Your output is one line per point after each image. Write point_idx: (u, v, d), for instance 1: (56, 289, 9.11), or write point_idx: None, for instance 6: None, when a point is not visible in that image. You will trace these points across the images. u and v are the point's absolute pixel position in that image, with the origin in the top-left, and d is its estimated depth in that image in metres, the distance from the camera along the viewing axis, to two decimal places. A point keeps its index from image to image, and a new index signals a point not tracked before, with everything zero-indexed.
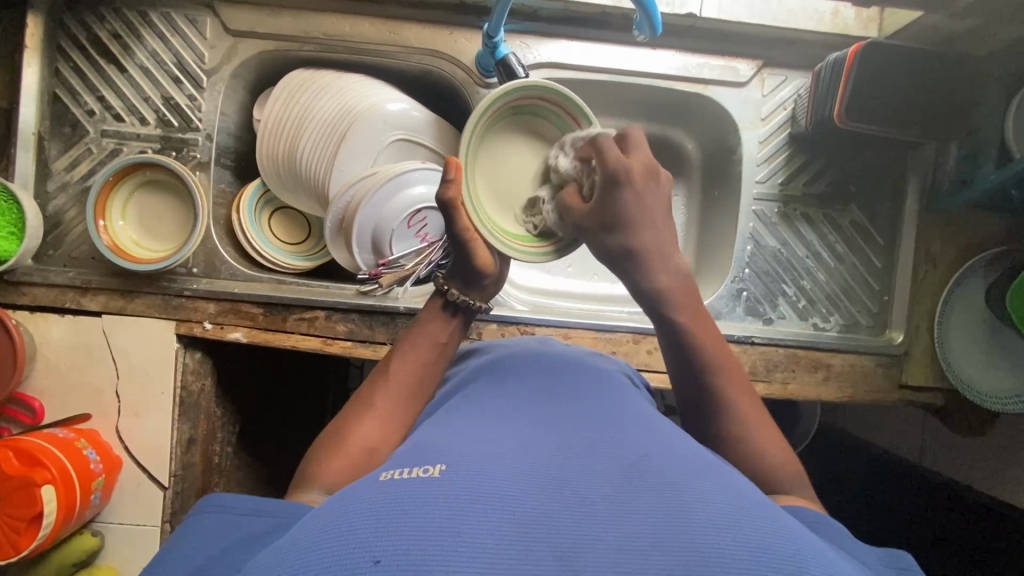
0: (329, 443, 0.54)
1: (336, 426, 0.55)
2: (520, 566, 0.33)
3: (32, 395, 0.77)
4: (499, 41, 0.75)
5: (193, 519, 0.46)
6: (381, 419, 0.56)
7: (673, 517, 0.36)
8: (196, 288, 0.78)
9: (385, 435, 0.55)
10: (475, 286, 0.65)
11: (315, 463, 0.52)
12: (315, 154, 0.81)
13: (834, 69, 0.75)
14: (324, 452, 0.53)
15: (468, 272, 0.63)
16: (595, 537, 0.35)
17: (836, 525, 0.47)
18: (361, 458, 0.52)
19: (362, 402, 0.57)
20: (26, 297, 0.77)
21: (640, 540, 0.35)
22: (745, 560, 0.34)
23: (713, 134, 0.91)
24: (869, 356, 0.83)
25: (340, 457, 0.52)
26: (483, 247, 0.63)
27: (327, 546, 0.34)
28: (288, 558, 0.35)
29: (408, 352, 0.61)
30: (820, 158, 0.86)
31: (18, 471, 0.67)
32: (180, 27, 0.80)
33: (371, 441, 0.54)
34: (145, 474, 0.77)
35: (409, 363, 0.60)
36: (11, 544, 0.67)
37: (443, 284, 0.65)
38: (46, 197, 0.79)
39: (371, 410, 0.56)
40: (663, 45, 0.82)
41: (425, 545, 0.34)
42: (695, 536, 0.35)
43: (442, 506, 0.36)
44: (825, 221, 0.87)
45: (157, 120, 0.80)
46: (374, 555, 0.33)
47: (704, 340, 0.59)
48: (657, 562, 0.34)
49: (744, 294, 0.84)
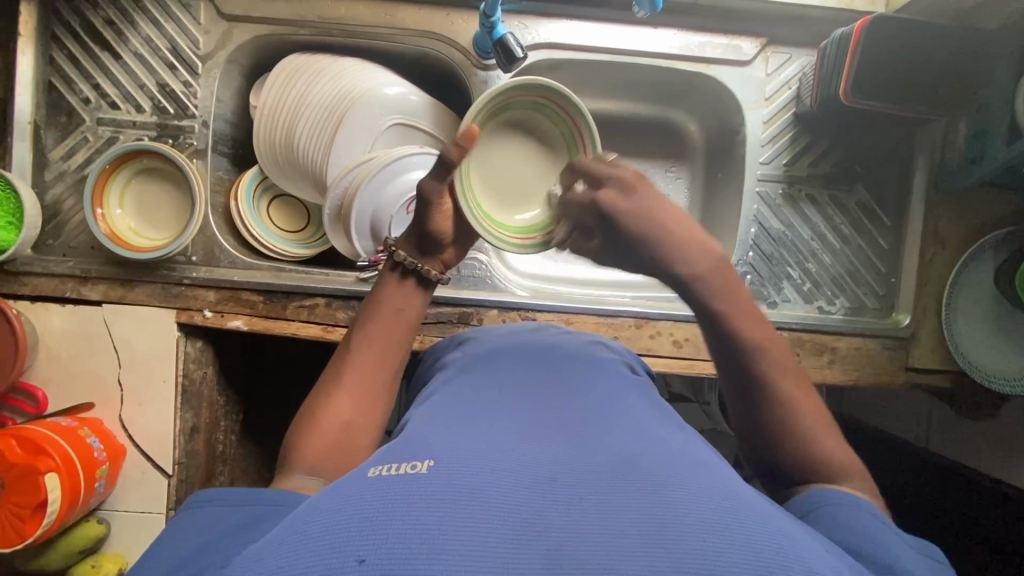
0: (304, 422, 0.54)
1: (310, 404, 0.55)
2: (507, 565, 0.33)
3: (35, 384, 0.77)
4: (497, 21, 0.74)
5: (191, 510, 0.46)
6: (355, 394, 0.56)
7: (664, 516, 0.36)
8: (195, 277, 0.78)
9: (359, 409, 0.56)
10: (429, 250, 0.63)
11: (295, 445, 0.52)
12: (311, 140, 0.80)
13: (840, 45, 0.73)
14: (303, 432, 0.53)
15: (422, 236, 0.62)
16: (584, 535, 0.35)
17: (844, 509, 0.47)
18: (336, 435, 0.53)
19: (333, 378, 0.57)
20: (27, 287, 0.77)
21: (626, 539, 0.34)
22: (733, 561, 0.33)
23: (717, 115, 0.89)
24: (876, 339, 0.82)
25: (316, 436, 0.52)
26: (446, 215, 0.61)
27: (312, 545, 0.34)
28: (275, 556, 0.35)
29: (370, 322, 0.61)
30: (825, 138, 0.85)
31: (22, 459, 0.67)
32: (174, 13, 0.79)
33: (346, 416, 0.55)
34: (149, 463, 0.78)
35: (372, 333, 0.60)
36: (17, 531, 0.67)
37: (394, 249, 0.63)
38: (44, 186, 0.78)
39: (344, 386, 0.56)
40: (665, 23, 0.81)
41: (410, 543, 0.33)
42: (684, 536, 0.34)
43: (428, 503, 0.36)
44: (830, 202, 0.85)
45: (153, 107, 0.79)
46: (359, 555, 0.33)
47: (722, 307, 0.58)
48: (645, 561, 0.33)
49: (748, 277, 0.83)
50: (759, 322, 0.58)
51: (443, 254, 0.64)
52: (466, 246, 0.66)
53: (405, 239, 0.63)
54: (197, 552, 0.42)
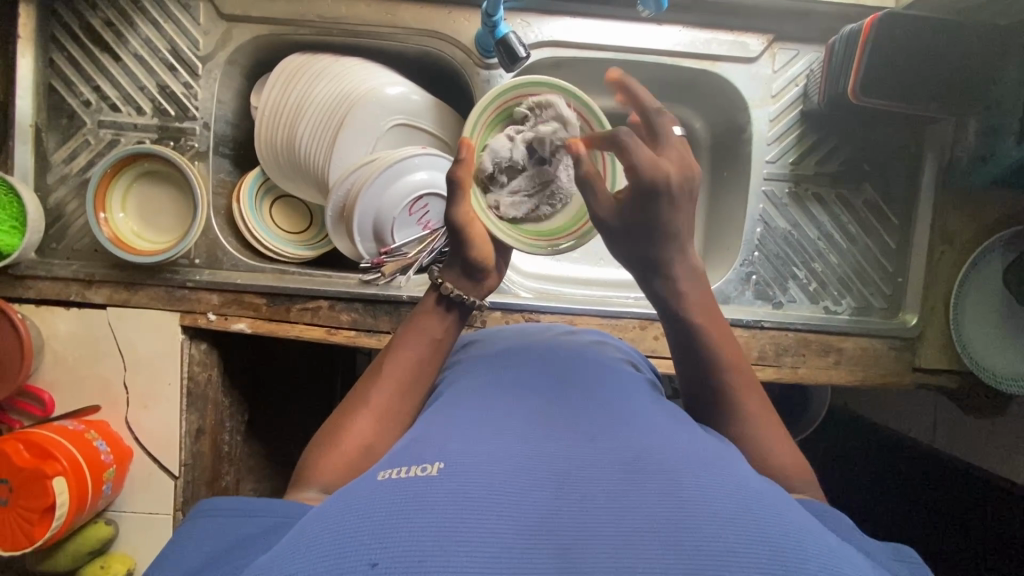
0: (325, 440, 0.54)
1: (332, 423, 0.56)
2: (520, 567, 0.33)
3: (41, 387, 0.78)
4: (499, 20, 0.73)
5: (197, 520, 0.47)
6: (377, 417, 0.56)
7: (676, 513, 0.35)
8: (198, 280, 0.78)
9: (381, 432, 0.55)
10: (468, 278, 0.63)
11: (313, 461, 0.52)
12: (313, 140, 0.79)
13: (848, 42, 0.72)
14: (322, 450, 0.53)
15: (467, 265, 0.62)
16: (596, 537, 0.34)
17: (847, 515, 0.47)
18: (356, 457, 0.53)
19: (357, 400, 0.57)
20: (31, 291, 0.78)
21: (640, 537, 0.34)
22: (747, 556, 0.33)
23: (722, 112, 0.88)
24: (882, 339, 0.81)
25: (336, 457, 0.52)
26: (484, 240, 0.62)
27: (324, 552, 0.34)
28: (286, 562, 0.35)
29: (402, 349, 0.60)
30: (833, 135, 0.83)
31: (29, 464, 0.67)
32: (173, 13, 0.78)
33: (368, 439, 0.54)
34: (156, 464, 0.78)
35: (403, 361, 0.59)
36: (26, 535, 0.68)
37: (438, 277, 0.63)
38: (46, 190, 0.78)
39: (367, 407, 0.56)
40: (669, 20, 0.79)
41: (423, 547, 0.33)
42: (697, 529, 0.34)
43: (440, 505, 0.36)
44: (838, 201, 0.84)
45: (154, 109, 0.79)
46: (372, 559, 0.33)
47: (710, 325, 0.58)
48: (659, 557, 0.33)
49: (754, 278, 0.82)
50: (728, 340, 0.58)
51: (483, 280, 0.64)
52: (503, 269, 0.67)
53: (448, 268, 0.63)
54: (204, 563, 0.42)
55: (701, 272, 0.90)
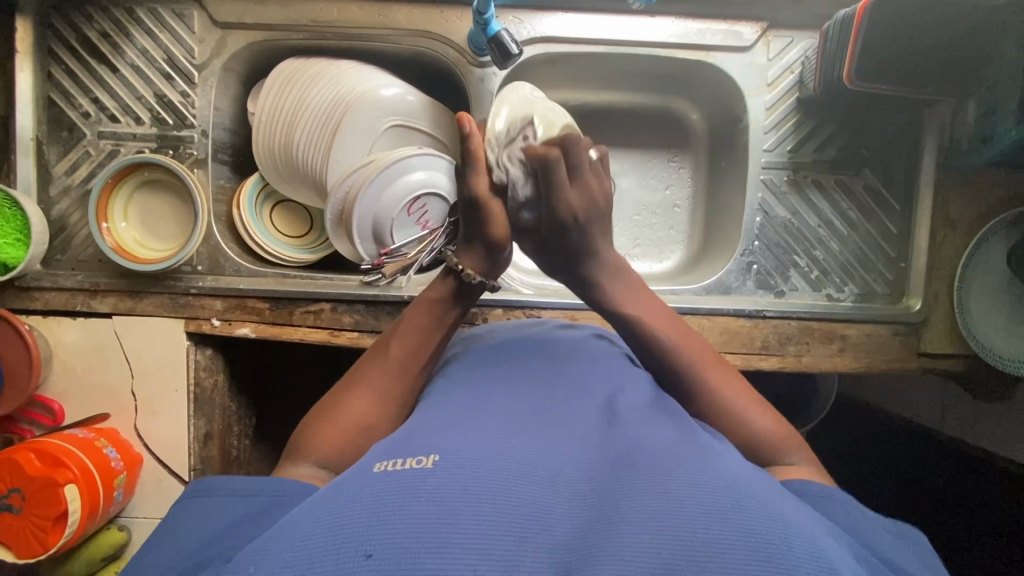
0: (321, 417, 0.54)
1: (331, 399, 0.55)
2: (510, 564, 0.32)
3: (51, 396, 0.79)
4: (490, 18, 0.73)
5: (189, 503, 0.47)
6: (376, 398, 0.55)
7: (665, 507, 0.35)
8: (201, 286, 0.79)
9: (379, 413, 0.55)
10: (486, 259, 0.60)
11: (308, 435, 0.52)
12: (310, 146, 0.80)
13: (843, 27, 0.71)
14: (317, 426, 0.53)
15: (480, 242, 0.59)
16: None
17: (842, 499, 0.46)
18: (351, 435, 0.52)
19: (357, 379, 0.57)
20: (38, 302, 0.79)
21: (630, 530, 0.34)
22: (737, 548, 0.33)
23: (719, 102, 0.87)
24: (886, 326, 0.80)
25: (332, 431, 0.52)
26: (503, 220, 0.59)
27: (317, 542, 0.34)
28: (278, 550, 0.34)
29: (405, 329, 0.59)
30: (829, 123, 0.83)
31: (40, 472, 0.68)
32: (168, 23, 0.79)
33: (366, 418, 0.54)
34: (166, 470, 0.79)
35: (407, 340, 0.59)
36: (40, 542, 0.69)
37: (454, 261, 0.60)
38: (49, 202, 0.79)
39: (367, 386, 0.56)
40: (662, 12, 0.79)
41: (417, 539, 0.33)
42: (686, 526, 0.34)
43: (435, 498, 0.36)
44: (836, 186, 0.84)
45: (152, 118, 0.80)
46: (365, 550, 0.33)
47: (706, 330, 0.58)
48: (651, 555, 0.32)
49: (755, 267, 0.82)
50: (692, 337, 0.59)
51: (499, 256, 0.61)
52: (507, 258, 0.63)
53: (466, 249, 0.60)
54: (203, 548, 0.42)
55: (702, 263, 0.90)
